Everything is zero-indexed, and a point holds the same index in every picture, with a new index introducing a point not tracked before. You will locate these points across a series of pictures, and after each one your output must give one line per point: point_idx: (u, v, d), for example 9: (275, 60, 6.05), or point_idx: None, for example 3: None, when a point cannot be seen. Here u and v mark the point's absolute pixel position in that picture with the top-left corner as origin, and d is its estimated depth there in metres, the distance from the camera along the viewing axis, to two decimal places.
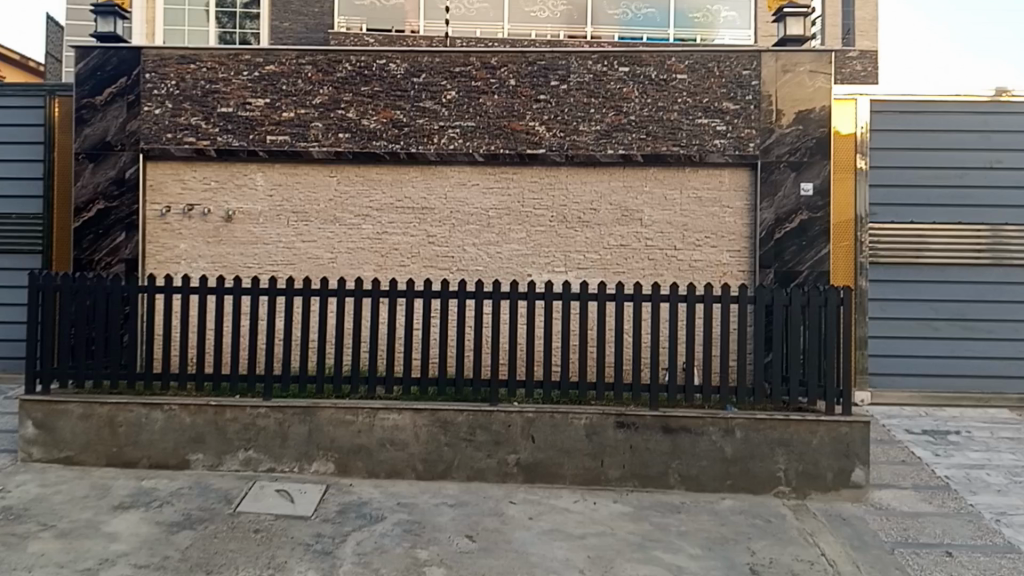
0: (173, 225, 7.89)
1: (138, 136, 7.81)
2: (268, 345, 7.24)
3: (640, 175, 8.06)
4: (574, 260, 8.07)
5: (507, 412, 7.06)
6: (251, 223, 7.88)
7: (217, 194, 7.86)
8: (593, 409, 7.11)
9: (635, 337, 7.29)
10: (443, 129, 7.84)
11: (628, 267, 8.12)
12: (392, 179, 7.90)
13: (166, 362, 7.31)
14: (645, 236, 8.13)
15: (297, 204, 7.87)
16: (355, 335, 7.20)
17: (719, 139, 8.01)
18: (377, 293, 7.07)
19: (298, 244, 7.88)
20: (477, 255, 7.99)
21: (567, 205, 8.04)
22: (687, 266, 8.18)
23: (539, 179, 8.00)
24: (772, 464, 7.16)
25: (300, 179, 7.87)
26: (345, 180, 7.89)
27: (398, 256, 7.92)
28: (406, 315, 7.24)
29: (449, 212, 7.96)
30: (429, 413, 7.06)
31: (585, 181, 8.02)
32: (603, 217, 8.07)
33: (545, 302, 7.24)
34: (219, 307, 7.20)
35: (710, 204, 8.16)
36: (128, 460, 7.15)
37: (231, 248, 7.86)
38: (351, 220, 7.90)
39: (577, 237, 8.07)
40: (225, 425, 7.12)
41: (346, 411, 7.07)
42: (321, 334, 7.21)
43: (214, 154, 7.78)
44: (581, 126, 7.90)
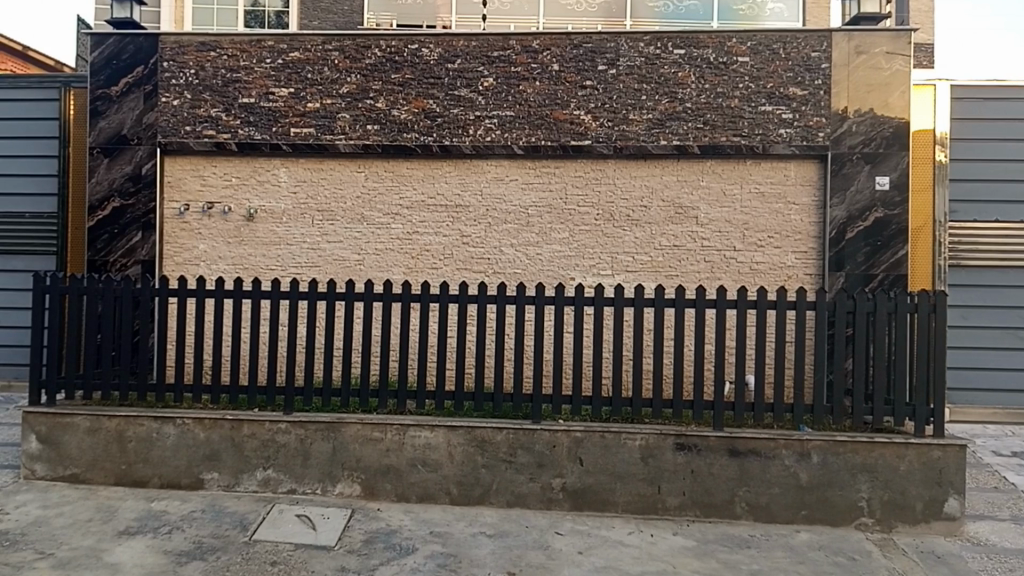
0: (192, 224, 7.30)
1: (155, 129, 7.27)
2: (289, 355, 6.59)
3: (696, 169, 7.29)
4: (622, 262, 7.28)
5: (552, 430, 6.31)
6: (274, 222, 7.26)
7: (239, 192, 7.27)
8: (648, 429, 6.33)
9: (697, 348, 6.46)
10: (480, 120, 7.12)
11: (684, 271, 7.34)
12: (424, 175, 7.20)
13: (180, 373, 6.73)
14: (702, 236, 7.35)
15: (322, 202, 7.23)
16: (384, 344, 6.52)
17: (784, 129, 7.22)
18: (408, 297, 6.40)
19: (323, 245, 7.24)
20: (515, 256, 7.21)
21: (615, 202, 7.24)
22: (748, 269, 7.39)
23: (583, 174, 7.22)
24: (852, 492, 6.32)
25: (325, 174, 7.23)
26: (372, 175, 7.21)
27: (429, 258, 7.21)
28: (440, 321, 6.55)
29: (485, 210, 7.21)
30: (465, 431, 6.34)
31: (634, 175, 7.25)
32: (655, 215, 7.29)
33: (594, 309, 6.48)
34: (237, 313, 6.60)
35: (774, 201, 7.37)
36: (138, 479, 6.59)
37: (253, 249, 7.25)
38: (380, 218, 7.21)
39: (625, 237, 7.27)
40: (243, 441, 6.50)
41: (373, 428, 6.39)
42: (347, 342, 6.54)
43: (234, 148, 7.20)
44: (630, 115, 7.15)
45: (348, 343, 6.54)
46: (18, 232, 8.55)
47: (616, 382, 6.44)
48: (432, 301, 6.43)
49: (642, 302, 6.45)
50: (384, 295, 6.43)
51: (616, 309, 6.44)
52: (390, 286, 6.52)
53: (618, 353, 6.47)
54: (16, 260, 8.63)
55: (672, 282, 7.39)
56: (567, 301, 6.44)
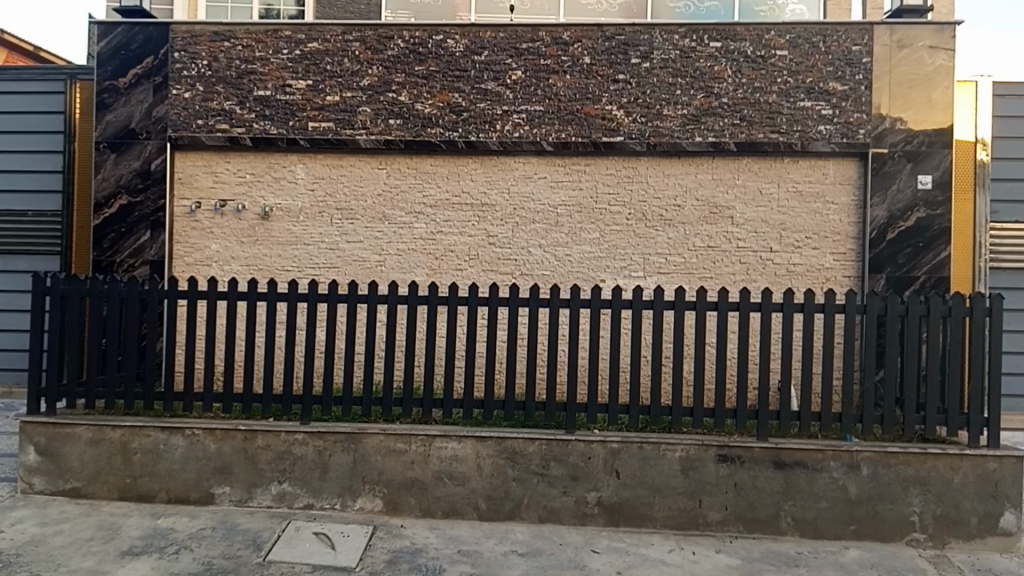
0: (203, 223, 7.21)
1: (165, 123, 7.23)
2: (307, 360, 6.22)
3: (732, 166, 7.09)
4: (654, 263, 7.09)
5: (588, 441, 5.94)
6: (291, 221, 7.16)
7: (254, 189, 7.16)
8: (689, 439, 5.96)
9: (741, 353, 6.10)
10: (507, 114, 7.06)
11: (719, 272, 7.08)
12: (449, 172, 7.12)
13: (190, 380, 6.34)
14: (737, 236, 7.09)
15: (342, 201, 7.14)
16: (408, 350, 6.14)
17: (823, 125, 7.03)
18: (434, 300, 6.03)
19: (341, 245, 7.12)
20: (543, 257, 7.08)
21: (648, 201, 7.08)
22: (786, 271, 7.09)
23: (615, 171, 7.09)
24: (904, 506, 5.96)
25: (344, 171, 7.16)
26: (395, 172, 7.14)
27: (453, 259, 7.09)
28: (468, 326, 6.14)
29: (512, 209, 7.11)
30: (494, 442, 5.96)
31: (667, 173, 7.08)
32: (689, 215, 7.09)
33: (633, 313, 6.06)
34: (252, 316, 6.23)
35: (812, 200, 7.10)
36: (143, 493, 6.19)
37: (268, 249, 7.15)
38: (402, 217, 7.12)
39: (658, 237, 7.09)
40: (256, 453, 6.11)
41: (397, 439, 6.01)
42: (369, 347, 6.16)
43: (249, 142, 7.14)
44: (665, 111, 7.03)
45: (370, 349, 6.16)
46: (19, 231, 8.18)
47: (656, 391, 6.04)
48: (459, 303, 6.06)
49: (683, 305, 6.07)
50: (409, 297, 6.03)
51: (655, 313, 6.05)
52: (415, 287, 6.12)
53: (657, 359, 6.08)
54: (16, 260, 8.25)
55: (706, 284, 7.14)
56: (602, 303, 6.06)
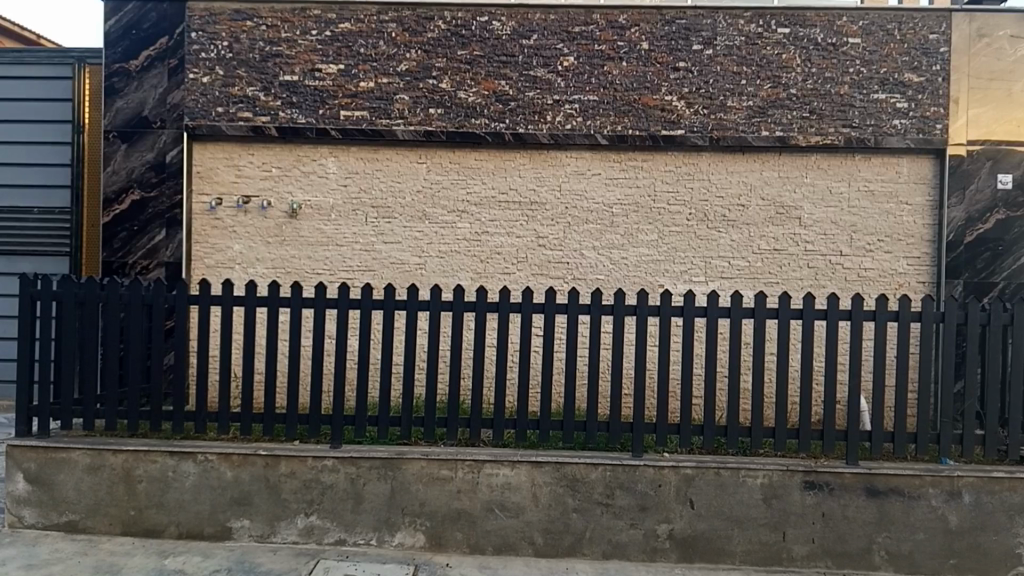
0: (224, 221, 6.66)
1: (181, 110, 6.67)
2: (338, 375, 5.51)
3: (798, 163, 6.76)
4: (717, 268, 6.77)
5: (658, 467, 5.25)
6: (321, 219, 6.67)
7: (282, 185, 6.68)
8: (772, 464, 5.29)
9: (830, 365, 5.39)
10: (558, 105, 6.65)
11: (786, 277, 6.75)
12: (495, 167, 6.72)
13: (203, 398, 5.62)
14: (804, 239, 6.76)
15: (378, 198, 6.69)
16: (453, 363, 5.42)
17: (899, 119, 6.65)
18: (483, 308, 5.30)
19: (377, 246, 6.68)
20: (597, 260, 6.73)
21: (711, 200, 6.76)
22: (856, 275, 6.73)
23: (674, 168, 6.76)
24: (1010, 538, 5.23)
25: (380, 166, 6.69)
26: (435, 167, 6.70)
27: (500, 262, 6.72)
28: (522, 336, 5.35)
29: (564, 208, 6.74)
30: (552, 468, 5.27)
31: (731, 169, 6.75)
32: (755, 215, 6.76)
33: (707, 320, 5.33)
34: (273, 326, 5.52)
35: (885, 200, 6.74)
36: (151, 527, 5.49)
37: (295, 250, 6.64)
38: (444, 216, 6.71)
39: (721, 241, 6.76)
40: (279, 482, 5.44)
41: (441, 465, 5.33)
42: (408, 359, 5.44)
43: (276, 133, 6.60)
44: (729, 102, 6.67)
45: (409, 363, 5.45)
46: (23, 230, 7.44)
47: (733, 408, 5.36)
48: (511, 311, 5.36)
49: (764, 312, 5.33)
50: (454, 301, 5.33)
51: (733, 320, 5.32)
52: (460, 290, 5.38)
53: (734, 373, 5.37)
54: (18, 261, 7.51)
55: (773, 289, 6.81)
56: (674, 308, 5.33)
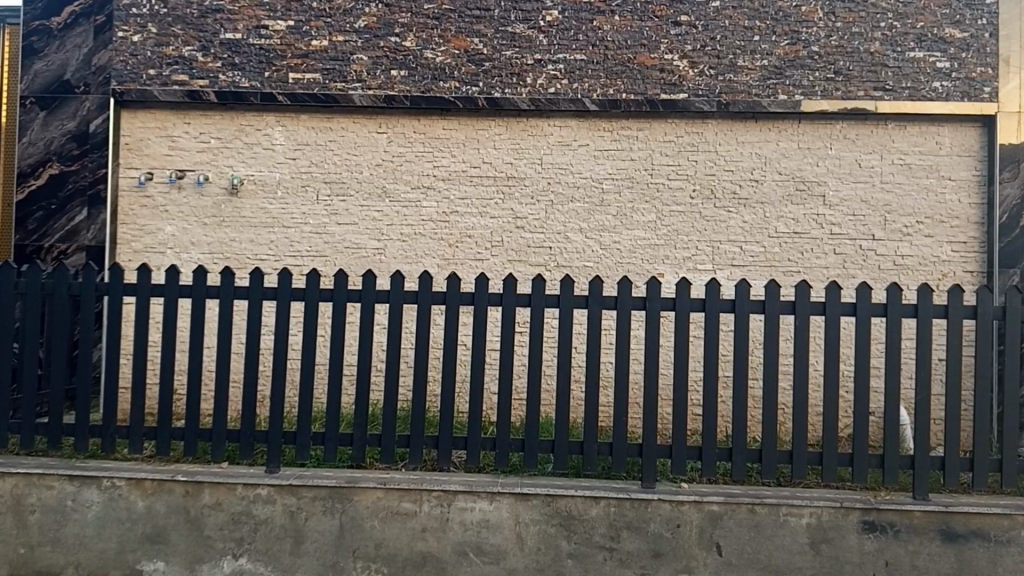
0: (155, 199, 6.02)
1: (108, 73, 5.97)
2: (277, 382, 4.47)
3: (822, 132, 6.17)
4: (726, 255, 6.18)
5: (674, 502, 4.13)
6: (265, 197, 6.07)
7: (220, 157, 6.05)
8: (819, 498, 4.16)
9: (896, 375, 4.20)
10: (541, 65, 6.11)
11: (809, 263, 6.15)
12: (465, 137, 6.16)
13: (112, 409, 4.60)
14: (830, 220, 6.16)
15: (331, 173, 6.11)
16: (417, 368, 4.35)
17: (940, 81, 6.01)
18: (454, 301, 4.28)
19: (329, 227, 6.08)
20: (585, 245, 6.16)
21: (719, 175, 6.20)
22: (892, 264, 6.09)
23: (676, 138, 6.20)
24: None
25: (334, 136, 6.11)
26: (398, 137, 6.14)
27: (470, 246, 6.13)
28: (506, 334, 4.26)
29: (546, 184, 6.18)
30: (541, 501, 4.18)
31: (741, 139, 6.19)
32: (770, 192, 6.19)
33: (736, 318, 4.18)
34: (199, 318, 4.56)
35: (924, 175, 6.11)
36: (43, 569, 4.41)
37: (234, 233, 6.03)
38: (407, 193, 6.14)
39: (730, 222, 6.19)
40: (202, 515, 4.35)
41: (401, 497, 4.24)
42: (363, 363, 4.39)
43: (215, 98, 5.96)
44: (740, 62, 6.11)
45: (365, 369, 4.39)
46: None
47: (770, 428, 4.22)
48: (489, 304, 4.27)
49: (808, 306, 4.16)
50: (419, 291, 4.31)
51: (770, 317, 4.16)
52: (427, 275, 4.29)
53: (773, 385, 4.20)
54: None
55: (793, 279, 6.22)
56: (693, 300, 4.20)
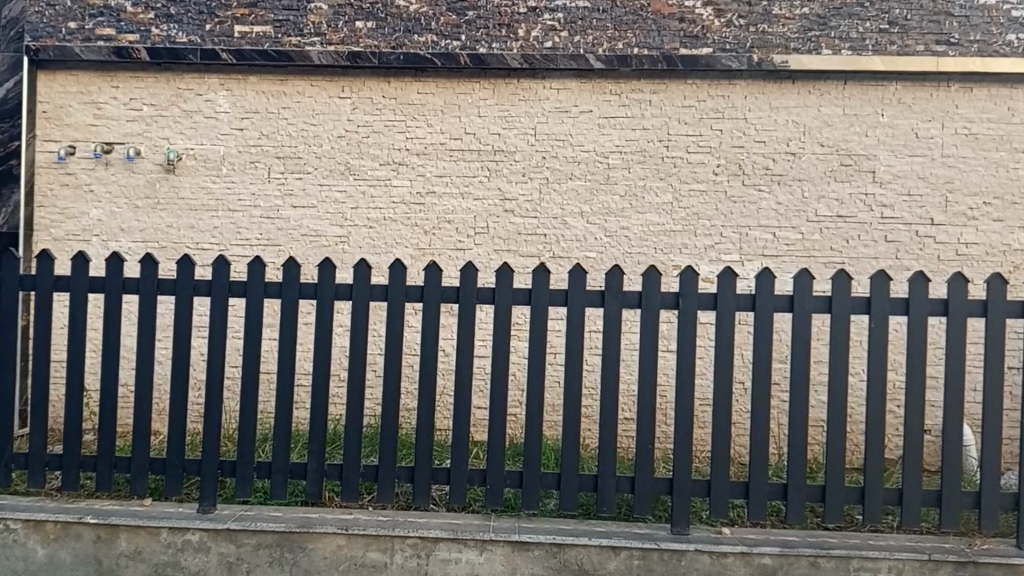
0: (78, 177, 5.20)
1: (21, 26, 5.15)
2: (213, 398, 3.46)
3: (871, 94, 5.23)
4: (755, 243, 5.21)
5: (715, 555, 3.20)
6: (207, 173, 5.19)
7: (154, 126, 5.21)
8: (900, 547, 3.22)
9: (996, 391, 3.28)
10: (536, 15, 5.15)
11: (856, 252, 5.19)
12: (445, 102, 5.21)
13: (8, 431, 3.65)
14: (881, 201, 5.21)
15: (285, 146, 5.20)
16: (388, 382, 3.43)
17: (1015, 32, 5.06)
18: (434, 299, 3.36)
19: (283, 210, 5.18)
20: (586, 231, 5.21)
21: (749, 150, 5.23)
22: (954, 253, 5.15)
23: (697, 103, 5.23)
24: None
25: (288, 102, 5.20)
26: (364, 103, 5.21)
27: (450, 233, 5.20)
28: (500, 338, 3.36)
29: (541, 158, 5.21)
30: (544, 552, 3.24)
31: (774, 104, 5.24)
32: (809, 167, 5.22)
33: (794, 319, 3.29)
34: (112, 319, 3.54)
35: (993, 147, 5.16)
36: None
37: (171, 216, 5.18)
38: (376, 170, 5.20)
39: (762, 203, 5.22)
40: (115, 568, 3.37)
41: (366, 546, 3.29)
42: (319, 377, 3.43)
43: (147, 57, 5.11)
44: (777, 11, 5.16)
45: (323, 382, 3.43)
46: None
47: (837, 457, 3.29)
48: (478, 302, 3.36)
49: (885, 304, 3.28)
50: (391, 285, 3.39)
51: (837, 318, 3.28)
52: (400, 263, 3.36)
53: (840, 404, 3.30)
54: None
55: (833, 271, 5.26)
56: (740, 296, 3.31)
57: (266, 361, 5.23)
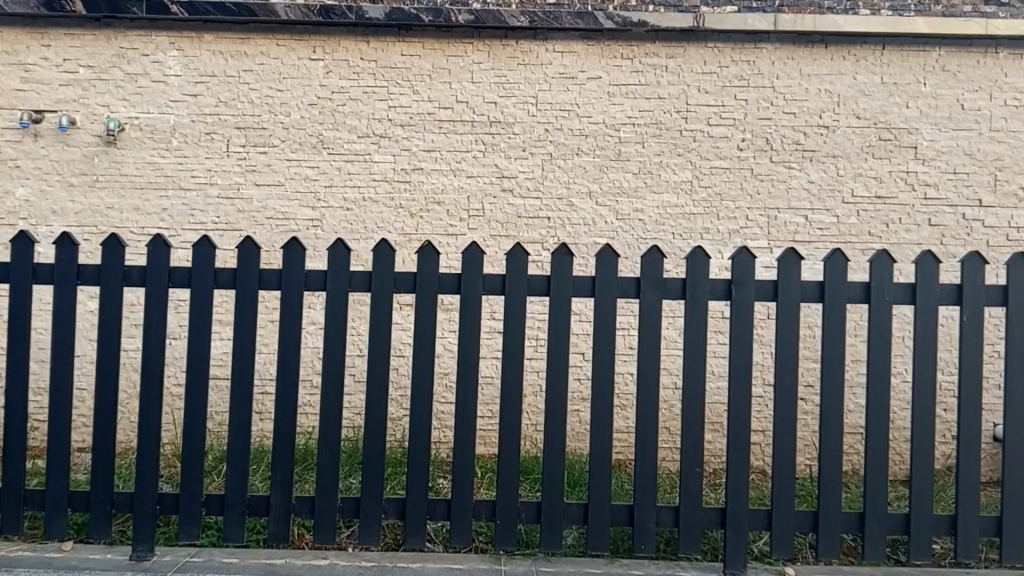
0: (3, 151, 4.44)
1: None
2: (149, 413, 2.67)
3: (912, 61, 4.67)
4: (786, 227, 4.62)
5: None
6: (155, 146, 4.46)
7: (91, 92, 4.45)
8: None
9: None
10: None
11: (896, 237, 4.63)
12: (432, 67, 4.53)
13: None
14: (924, 179, 4.65)
15: (246, 115, 4.48)
16: (373, 393, 2.76)
17: None
18: (429, 288, 2.73)
19: (244, 189, 4.47)
20: (595, 214, 4.57)
21: (778, 122, 4.63)
22: (1005, 238, 4.62)
23: (720, 69, 4.62)
24: None
25: (249, 64, 4.48)
26: (339, 66, 4.50)
27: (439, 216, 4.53)
28: (512, 336, 2.73)
29: (544, 130, 4.56)
30: None
31: (805, 70, 4.64)
32: (844, 142, 4.64)
33: (870, 312, 2.70)
34: (17, 316, 2.68)
35: None
36: None
37: (112, 196, 4.45)
38: (353, 143, 4.50)
39: (792, 182, 4.62)
40: None
41: None
42: (283, 388, 2.73)
43: (83, 10, 4.32)
44: None
45: (290, 394, 2.73)
46: None
47: (925, 480, 2.69)
48: (484, 291, 2.74)
49: (981, 293, 2.69)
50: (375, 270, 2.73)
51: (923, 310, 2.69)
52: (386, 244, 2.73)
53: (930, 415, 2.70)
54: None
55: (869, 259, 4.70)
56: (807, 283, 2.70)
57: (217, 365, 4.48)
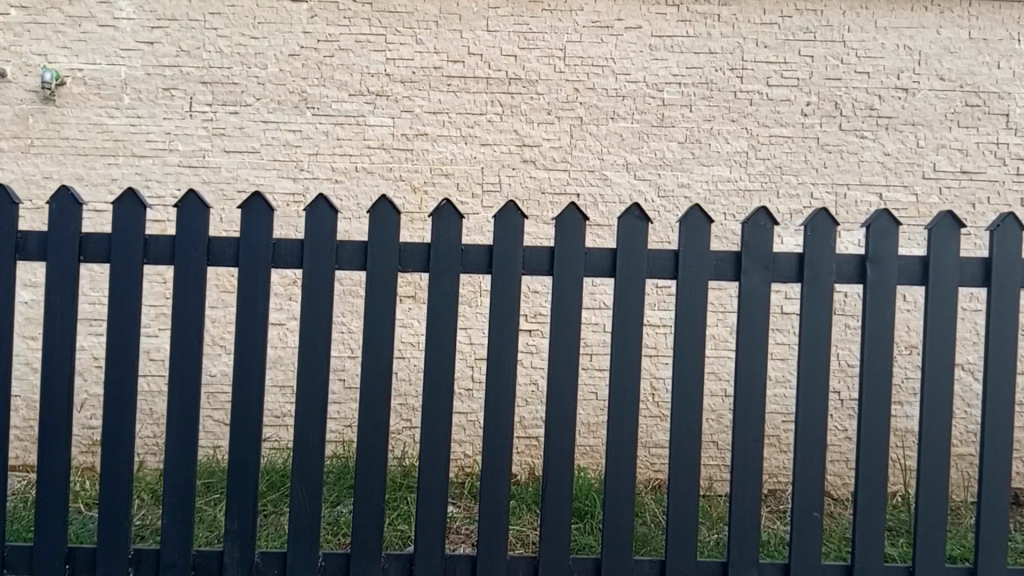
0: None
1: None
2: (52, 441, 1.99)
3: (1003, 13, 3.94)
4: (856, 206, 3.92)
5: None
6: (103, 104, 3.70)
7: (24, 38, 3.67)
8: None
9: None
10: None
11: (984, 220, 3.93)
12: (440, 12, 3.79)
13: None
14: (1017, 153, 3.94)
15: (214, 67, 3.72)
16: (365, 411, 2.02)
17: None
18: (448, 265, 1.99)
19: (211, 156, 3.71)
20: (631, 190, 3.84)
21: (850, 83, 3.92)
22: None
23: (781, 19, 3.89)
24: None
25: (218, 5, 3.72)
26: (328, 10, 3.75)
27: (446, 191, 3.78)
28: (562, 333, 2.01)
29: (573, 89, 3.83)
30: None
31: (880, 22, 3.92)
32: (925, 107, 3.94)
33: None
34: None
35: None
36: None
37: (50, 163, 3.67)
38: (344, 102, 3.76)
39: (864, 154, 3.92)
40: None
41: None
42: (245, 405, 2.00)
43: None
44: None
45: (251, 415, 2.00)
46: None
47: None
48: (523, 269, 2.00)
49: None
50: (371, 240, 1.98)
51: None
52: (387, 202, 1.98)
53: None
54: None
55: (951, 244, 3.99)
56: (967, 259, 2.01)
57: None
